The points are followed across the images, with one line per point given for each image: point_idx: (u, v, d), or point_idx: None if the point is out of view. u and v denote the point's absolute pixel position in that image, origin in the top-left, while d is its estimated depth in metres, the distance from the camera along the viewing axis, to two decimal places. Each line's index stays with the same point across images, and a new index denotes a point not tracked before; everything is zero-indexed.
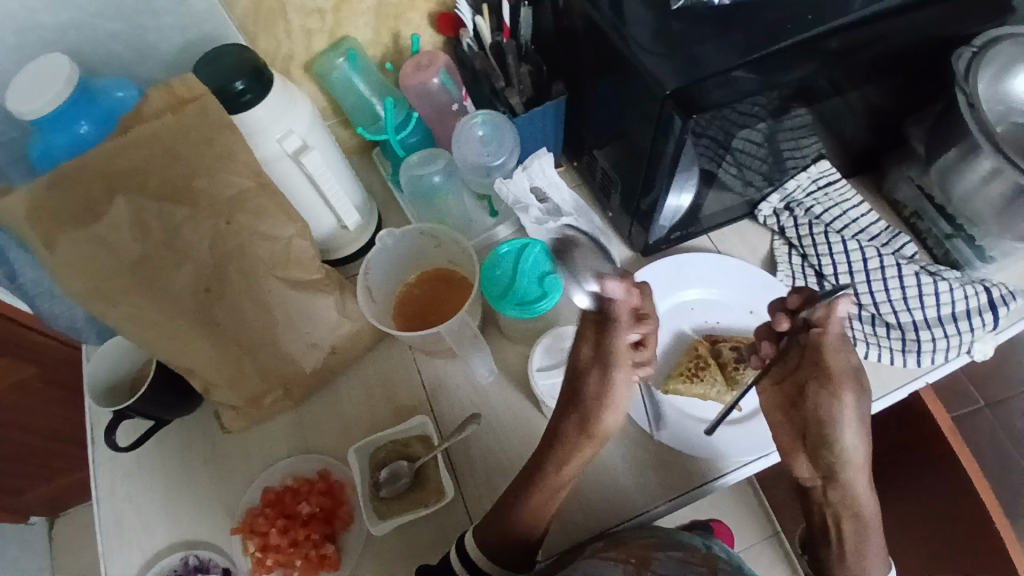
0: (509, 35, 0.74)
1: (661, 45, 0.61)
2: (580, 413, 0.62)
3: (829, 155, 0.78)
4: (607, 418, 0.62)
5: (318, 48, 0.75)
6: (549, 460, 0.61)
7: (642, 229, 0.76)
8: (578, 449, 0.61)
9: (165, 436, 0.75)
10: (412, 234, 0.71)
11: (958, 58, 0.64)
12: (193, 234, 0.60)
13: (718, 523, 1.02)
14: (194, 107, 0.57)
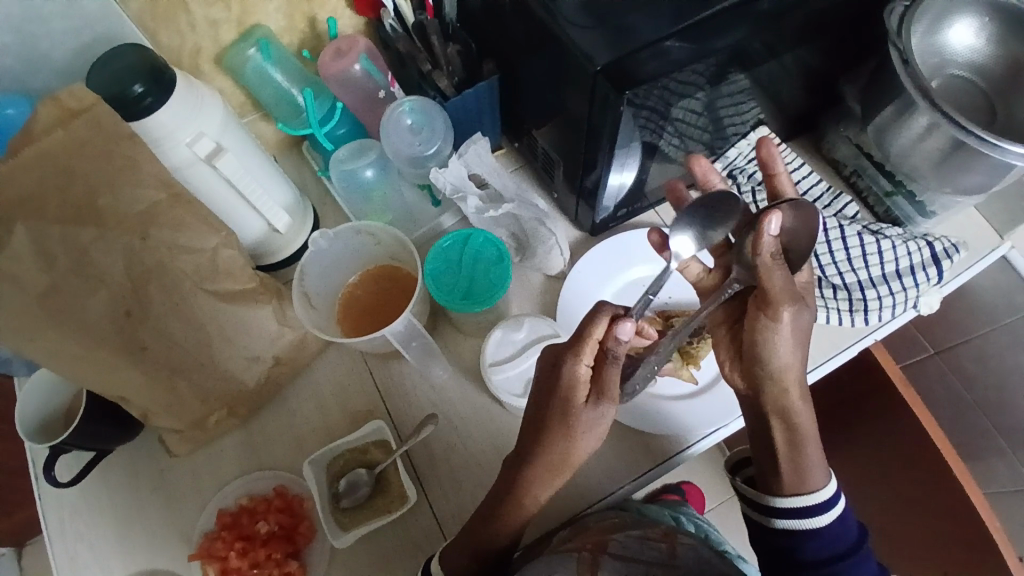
0: (433, 13, 0.70)
1: (590, 17, 0.59)
2: (559, 436, 0.52)
3: (769, 118, 0.77)
4: (580, 444, 0.53)
5: (227, 39, 0.69)
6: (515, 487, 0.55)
7: (588, 208, 0.74)
8: (546, 476, 0.54)
9: (111, 466, 0.71)
10: (347, 234, 0.67)
11: (890, 14, 0.62)
12: (104, 256, 0.55)
13: (688, 485, 1.04)
14: (87, 121, 0.52)
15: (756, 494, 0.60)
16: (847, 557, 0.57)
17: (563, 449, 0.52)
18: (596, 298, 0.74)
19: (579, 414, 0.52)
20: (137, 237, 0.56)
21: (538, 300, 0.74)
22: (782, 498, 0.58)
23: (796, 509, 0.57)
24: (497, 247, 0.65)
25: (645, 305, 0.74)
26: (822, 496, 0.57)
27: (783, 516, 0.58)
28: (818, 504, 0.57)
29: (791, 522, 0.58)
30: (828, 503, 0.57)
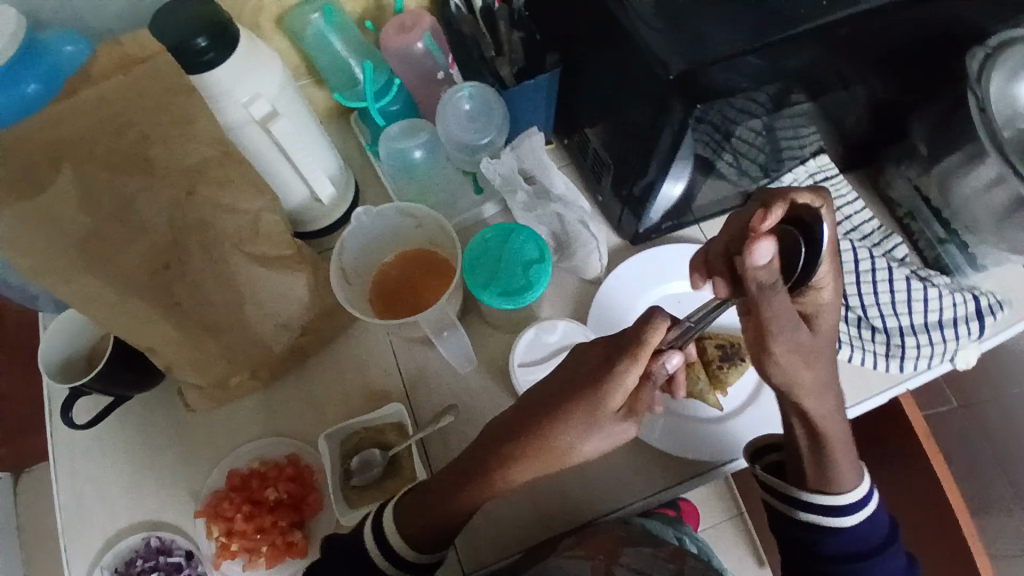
0: None
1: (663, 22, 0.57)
2: (552, 422, 0.50)
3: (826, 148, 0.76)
4: (584, 447, 0.49)
5: (290, 1, 0.68)
6: (492, 461, 0.52)
7: (634, 216, 0.73)
8: (528, 461, 0.50)
9: (127, 413, 0.71)
10: (389, 213, 0.67)
11: (971, 58, 0.62)
12: (148, 207, 0.55)
13: (688, 503, 1.04)
14: (147, 71, 0.52)
15: (784, 488, 0.59)
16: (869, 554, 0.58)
17: (562, 442, 0.49)
18: (630, 309, 0.73)
19: (602, 420, 0.49)
20: (183, 190, 0.56)
21: (570, 302, 0.74)
22: (812, 494, 0.58)
23: (823, 507, 0.57)
24: (538, 246, 0.64)
25: (678, 322, 0.74)
26: (850, 496, 0.57)
27: (810, 511, 0.58)
28: (843, 503, 0.57)
29: (817, 517, 0.58)
30: (853, 502, 0.57)
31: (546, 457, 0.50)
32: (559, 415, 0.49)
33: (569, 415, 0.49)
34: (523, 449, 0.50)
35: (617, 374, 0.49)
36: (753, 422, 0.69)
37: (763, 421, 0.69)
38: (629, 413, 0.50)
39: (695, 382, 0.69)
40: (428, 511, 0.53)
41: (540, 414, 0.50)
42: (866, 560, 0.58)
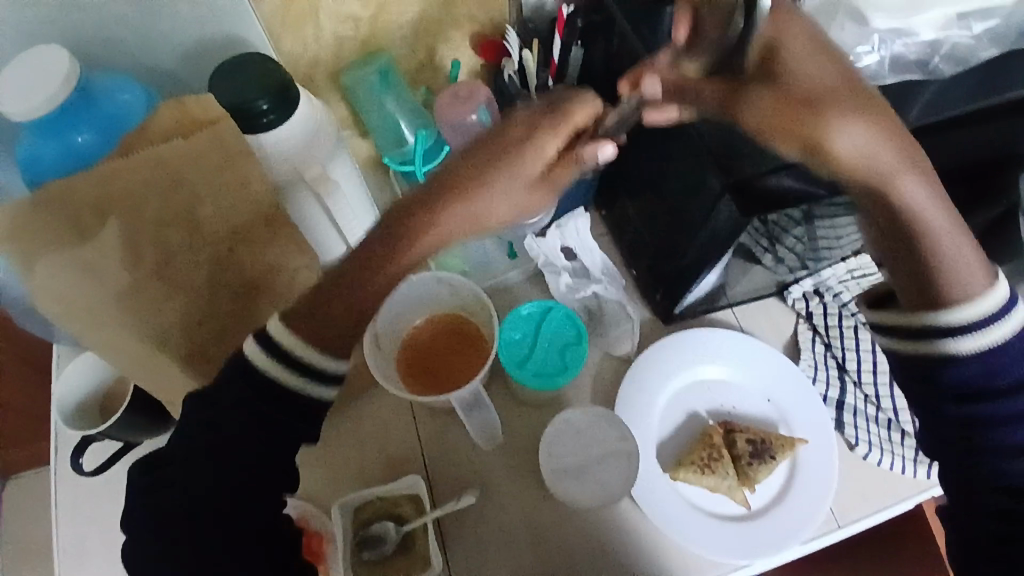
0: (556, 73, 0.70)
1: None
2: (461, 205, 0.43)
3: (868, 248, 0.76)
4: (498, 207, 0.43)
5: (346, 56, 0.69)
6: (400, 233, 0.43)
7: (669, 298, 0.72)
8: (447, 218, 0.42)
9: (136, 457, 0.68)
10: (428, 280, 0.65)
11: None
12: (190, 263, 0.54)
13: None
14: (207, 133, 0.51)
15: (888, 320, 0.48)
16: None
17: (478, 188, 0.42)
18: (659, 393, 0.71)
19: (523, 151, 0.43)
20: (225, 247, 0.55)
21: (598, 381, 0.72)
22: (982, 294, 0.44)
23: (985, 326, 0.45)
24: (577, 328, 0.63)
25: (706, 410, 0.72)
26: (999, 299, 0.45)
27: (968, 336, 0.45)
28: (1001, 307, 0.45)
29: (983, 339, 0.45)
30: (1010, 302, 0.45)
31: (421, 222, 0.43)
32: (445, 189, 0.43)
33: (490, 166, 0.43)
34: (391, 227, 0.43)
35: (504, 164, 0.43)
36: (786, 518, 0.67)
37: (799, 513, 0.67)
38: (549, 181, 0.45)
39: (723, 477, 0.66)
40: (345, 290, 0.44)
41: (424, 203, 0.43)
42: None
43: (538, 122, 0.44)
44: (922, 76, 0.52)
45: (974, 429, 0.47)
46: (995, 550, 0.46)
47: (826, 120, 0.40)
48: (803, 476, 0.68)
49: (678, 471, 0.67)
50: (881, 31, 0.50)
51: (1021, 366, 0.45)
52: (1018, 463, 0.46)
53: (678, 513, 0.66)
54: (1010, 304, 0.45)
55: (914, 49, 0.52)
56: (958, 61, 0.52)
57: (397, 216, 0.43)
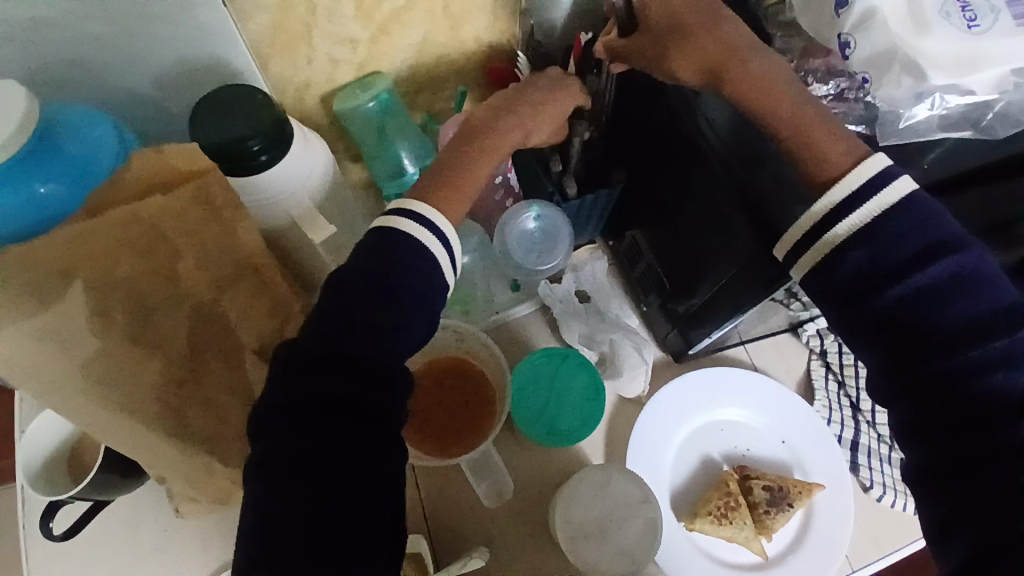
0: None
1: None
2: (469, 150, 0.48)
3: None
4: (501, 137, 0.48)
5: (343, 79, 0.64)
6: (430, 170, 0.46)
7: (681, 337, 0.68)
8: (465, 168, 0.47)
9: (109, 518, 0.62)
10: (433, 328, 0.63)
11: None
12: (168, 318, 0.49)
13: None
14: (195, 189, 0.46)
15: (811, 265, 0.43)
16: (973, 275, 0.39)
17: (486, 125, 0.48)
18: (672, 436, 0.68)
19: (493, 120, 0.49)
20: (208, 297, 0.50)
21: (607, 425, 0.69)
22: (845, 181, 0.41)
23: (861, 208, 0.40)
24: (592, 378, 0.61)
25: (720, 453, 0.69)
26: (874, 195, 0.40)
27: (859, 252, 0.40)
28: (871, 183, 0.41)
29: (862, 225, 0.40)
30: (884, 181, 0.40)
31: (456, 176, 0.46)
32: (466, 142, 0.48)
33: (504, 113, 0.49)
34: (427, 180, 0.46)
35: (506, 116, 0.49)
36: (803, 567, 0.65)
37: (817, 559, 0.65)
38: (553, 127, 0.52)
39: (741, 528, 0.63)
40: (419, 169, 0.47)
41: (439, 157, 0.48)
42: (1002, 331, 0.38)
43: (559, 89, 0.52)
44: (969, 134, 0.50)
45: (952, 377, 0.38)
46: (968, 468, 0.37)
47: (700, 42, 0.44)
48: (819, 521, 0.66)
49: (693, 520, 0.64)
50: (939, 89, 0.47)
51: (934, 223, 0.40)
52: (965, 354, 0.38)
53: (693, 563, 0.64)
54: (919, 211, 0.40)
55: (968, 106, 0.49)
56: (1012, 121, 0.49)
57: (443, 164, 0.47)
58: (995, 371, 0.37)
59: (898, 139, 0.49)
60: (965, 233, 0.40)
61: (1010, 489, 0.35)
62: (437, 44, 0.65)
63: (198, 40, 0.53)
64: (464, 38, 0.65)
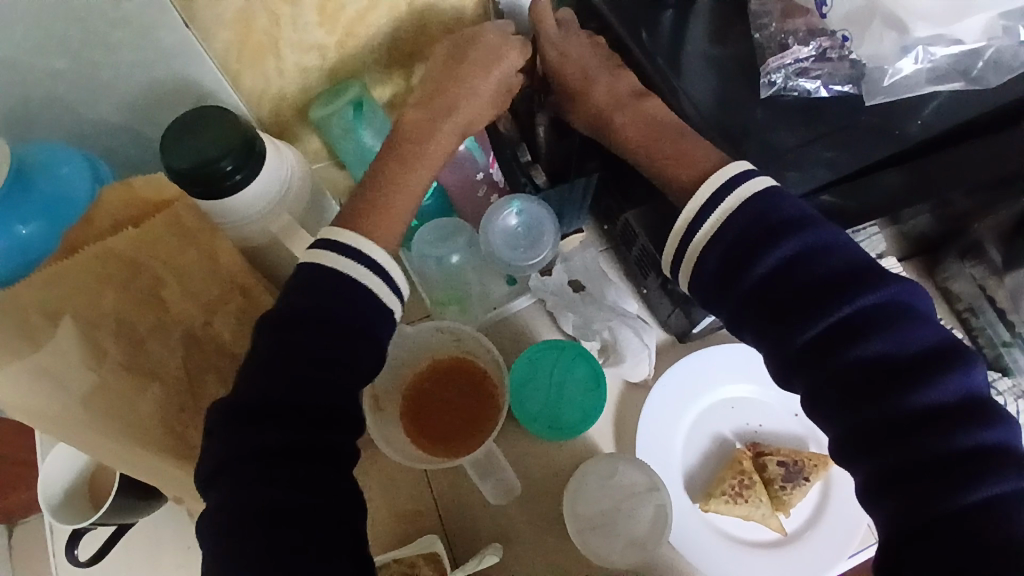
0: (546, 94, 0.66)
1: (724, 128, 0.51)
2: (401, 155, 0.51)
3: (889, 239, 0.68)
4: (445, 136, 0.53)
5: (315, 86, 0.64)
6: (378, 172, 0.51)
7: (683, 316, 0.67)
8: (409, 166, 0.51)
9: (133, 537, 0.64)
10: (428, 330, 0.62)
11: None
12: (161, 347, 0.49)
13: None
14: (163, 218, 0.47)
15: (688, 268, 0.46)
16: (822, 248, 0.41)
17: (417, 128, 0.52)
18: (680, 419, 0.67)
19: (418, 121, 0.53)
20: (199, 321, 0.50)
21: (614, 411, 0.68)
22: (699, 191, 0.45)
23: (715, 209, 0.44)
24: (592, 369, 0.63)
25: (732, 431, 0.68)
26: (726, 195, 0.44)
27: (718, 250, 0.44)
28: (723, 185, 0.44)
29: (718, 225, 0.44)
30: (735, 180, 0.44)
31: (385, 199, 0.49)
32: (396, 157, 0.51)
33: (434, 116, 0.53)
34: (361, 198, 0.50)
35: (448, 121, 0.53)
36: (824, 541, 0.63)
37: (840, 532, 0.64)
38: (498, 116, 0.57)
39: (757, 506, 0.62)
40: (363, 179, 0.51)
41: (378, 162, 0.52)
42: (869, 285, 0.39)
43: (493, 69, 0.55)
44: (961, 85, 0.52)
45: (833, 343, 0.39)
46: (873, 431, 0.37)
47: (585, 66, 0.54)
48: (838, 494, 0.65)
49: (708, 501, 0.64)
50: (922, 41, 0.49)
51: (776, 209, 0.42)
52: (828, 321, 0.39)
53: (711, 545, 0.63)
54: (764, 202, 0.43)
55: (957, 56, 0.51)
56: (1003, 69, 0.51)
57: (371, 186, 0.50)
58: (853, 344, 0.38)
59: (885, 96, 0.51)
60: (808, 212, 0.42)
61: (930, 446, 0.36)
62: (407, 41, 0.64)
63: (164, 62, 0.53)
64: (435, 32, 0.64)
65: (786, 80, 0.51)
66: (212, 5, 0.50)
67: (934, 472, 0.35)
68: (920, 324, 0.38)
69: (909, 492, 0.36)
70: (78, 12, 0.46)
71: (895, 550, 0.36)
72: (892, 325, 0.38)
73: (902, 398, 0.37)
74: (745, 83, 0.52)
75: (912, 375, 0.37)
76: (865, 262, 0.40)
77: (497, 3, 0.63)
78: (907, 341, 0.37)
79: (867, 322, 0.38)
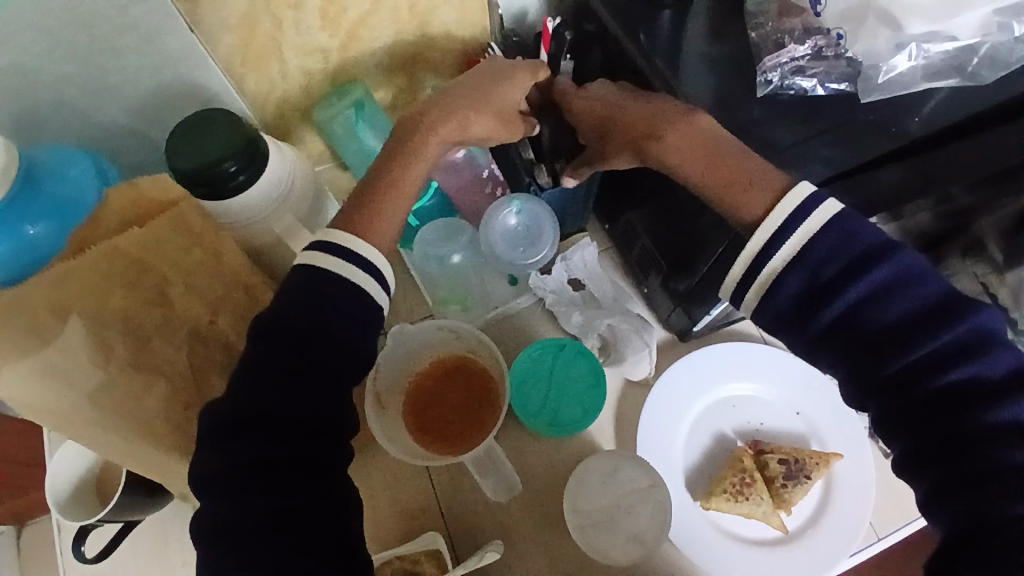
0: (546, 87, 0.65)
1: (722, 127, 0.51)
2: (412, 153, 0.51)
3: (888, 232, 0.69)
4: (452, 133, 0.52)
5: (319, 89, 0.64)
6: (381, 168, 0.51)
7: (684, 315, 0.67)
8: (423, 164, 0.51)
9: (139, 534, 0.65)
10: (429, 328, 0.63)
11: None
12: (168, 346, 0.50)
13: None
14: (167, 220, 0.47)
15: (756, 293, 0.45)
16: (907, 277, 0.41)
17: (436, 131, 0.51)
18: (681, 418, 0.67)
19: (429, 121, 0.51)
20: (204, 320, 0.51)
21: (616, 409, 0.68)
22: (778, 210, 0.43)
23: (792, 234, 0.43)
24: (592, 366, 0.64)
25: (733, 429, 0.68)
26: (802, 221, 0.43)
27: (797, 276, 0.43)
28: (800, 209, 0.43)
29: (794, 250, 0.43)
30: (811, 205, 0.43)
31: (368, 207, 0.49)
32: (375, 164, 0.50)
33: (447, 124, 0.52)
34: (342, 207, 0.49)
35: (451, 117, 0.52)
36: (825, 539, 0.63)
37: (841, 528, 0.64)
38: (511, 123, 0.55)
39: (758, 504, 0.62)
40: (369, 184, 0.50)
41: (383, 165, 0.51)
42: (957, 317, 0.39)
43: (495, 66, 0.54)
44: (957, 81, 0.52)
45: (917, 372, 0.40)
46: (945, 452, 0.39)
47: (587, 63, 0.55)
48: (840, 492, 0.65)
49: (709, 499, 0.63)
50: (916, 38, 0.50)
51: (858, 236, 0.42)
52: (915, 352, 0.40)
53: (712, 543, 0.63)
54: (844, 228, 0.42)
55: (953, 52, 0.51)
56: (999, 65, 0.51)
57: (359, 197, 0.50)
58: (938, 372, 0.39)
59: (881, 92, 0.51)
60: (888, 237, 0.42)
61: (990, 463, 0.37)
62: (409, 44, 0.64)
63: (170, 66, 0.54)
64: (436, 35, 0.65)
65: (782, 78, 0.52)
66: (216, 9, 0.51)
67: (974, 480, 0.38)
68: (1001, 350, 0.39)
69: (960, 504, 0.38)
70: (86, 18, 0.47)
71: (946, 553, 0.38)
72: (977, 352, 0.39)
73: (975, 421, 0.38)
74: (743, 82, 0.53)
75: (994, 399, 0.38)
76: (947, 288, 0.41)
77: (497, 5, 0.64)
78: (992, 367, 0.39)
79: (950, 350, 0.39)
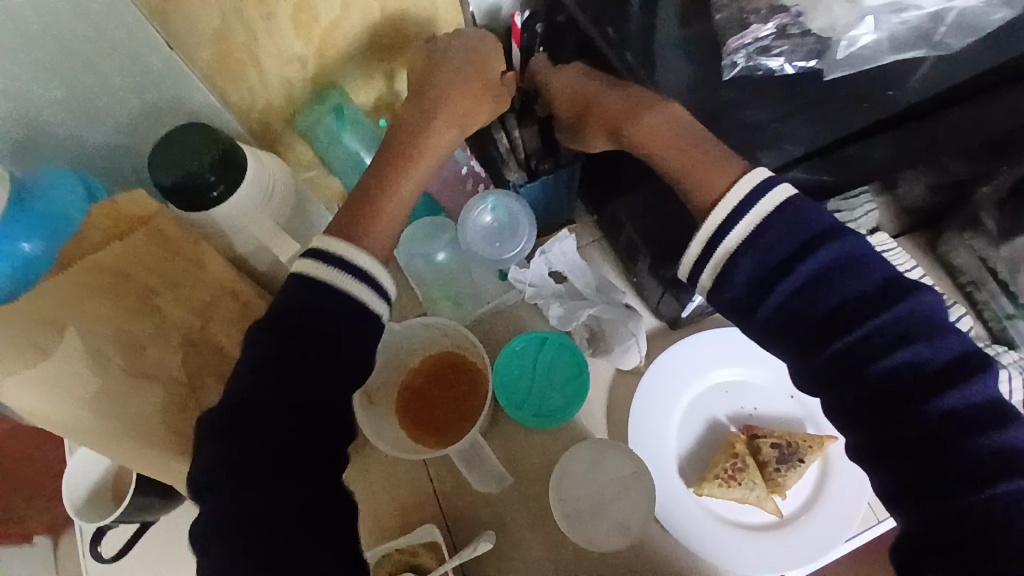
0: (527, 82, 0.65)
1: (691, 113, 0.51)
2: (398, 161, 0.53)
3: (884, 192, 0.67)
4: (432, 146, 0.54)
5: (301, 97, 0.66)
6: (375, 178, 0.53)
7: (674, 302, 0.66)
8: (408, 172, 0.53)
9: (152, 532, 0.68)
10: (415, 326, 0.64)
11: None
12: (159, 352, 0.52)
13: None
14: (143, 233, 0.51)
15: (714, 271, 0.46)
16: (857, 259, 0.42)
17: (416, 143, 0.54)
18: (674, 404, 0.67)
19: (426, 138, 0.54)
20: (196, 326, 0.54)
21: (607, 398, 0.69)
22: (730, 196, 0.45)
23: (742, 219, 0.44)
24: (576, 357, 0.65)
25: (726, 416, 0.67)
26: (753, 206, 0.44)
27: (748, 259, 0.44)
28: (752, 193, 0.44)
29: (746, 234, 0.44)
30: (761, 190, 0.44)
31: (367, 215, 0.51)
32: (381, 178, 0.53)
33: (432, 124, 0.55)
34: (347, 215, 0.51)
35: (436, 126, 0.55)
36: (821, 523, 0.63)
37: (839, 513, 0.63)
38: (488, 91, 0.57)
39: (751, 489, 0.62)
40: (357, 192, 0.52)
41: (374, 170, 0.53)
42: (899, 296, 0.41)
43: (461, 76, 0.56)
44: (926, 51, 0.51)
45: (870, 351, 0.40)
46: (909, 436, 0.39)
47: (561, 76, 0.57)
48: (837, 476, 0.64)
49: (701, 485, 0.63)
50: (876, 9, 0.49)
51: (807, 222, 0.43)
52: (862, 330, 0.40)
53: (705, 529, 0.63)
54: (795, 215, 0.43)
55: (918, 21, 0.50)
56: (967, 30, 0.51)
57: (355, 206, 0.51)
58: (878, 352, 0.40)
59: (847, 68, 0.51)
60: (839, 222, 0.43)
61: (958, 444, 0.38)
62: (386, 47, 0.66)
63: (155, 84, 0.57)
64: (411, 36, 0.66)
65: (748, 59, 0.51)
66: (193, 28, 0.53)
67: (942, 463, 0.38)
68: (947, 332, 0.40)
69: (922, 486, 0.39)
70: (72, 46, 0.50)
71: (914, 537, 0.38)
72: (923, 335, 0.40)
73: (923, 404, 0.39)
74: (709, 66, 0.52)
75: (940, 383, 0.39)
76: (892, 273, 0.42)
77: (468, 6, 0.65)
78: (937, 351, 0.40)
79: (896, 333, 0.40)
